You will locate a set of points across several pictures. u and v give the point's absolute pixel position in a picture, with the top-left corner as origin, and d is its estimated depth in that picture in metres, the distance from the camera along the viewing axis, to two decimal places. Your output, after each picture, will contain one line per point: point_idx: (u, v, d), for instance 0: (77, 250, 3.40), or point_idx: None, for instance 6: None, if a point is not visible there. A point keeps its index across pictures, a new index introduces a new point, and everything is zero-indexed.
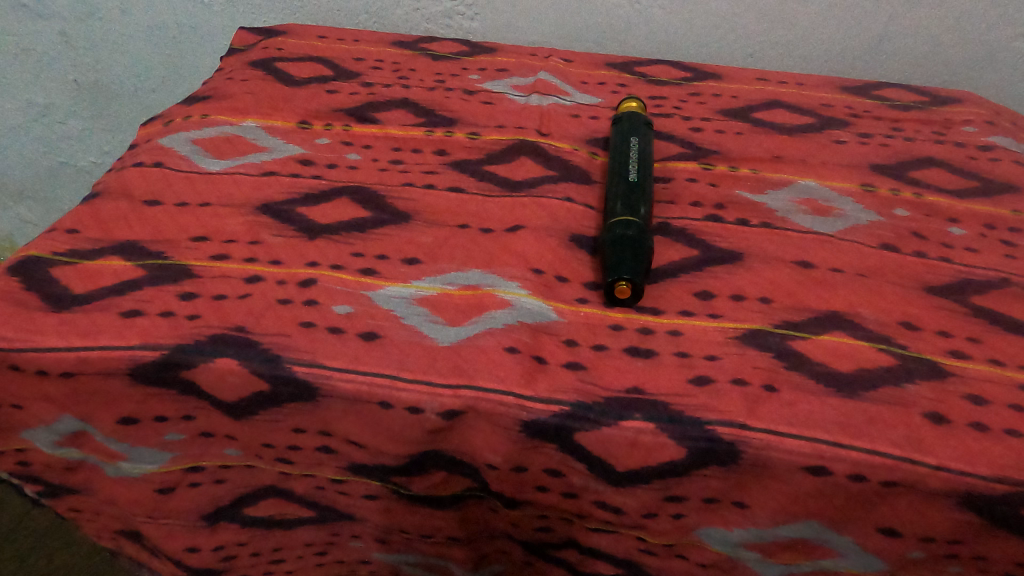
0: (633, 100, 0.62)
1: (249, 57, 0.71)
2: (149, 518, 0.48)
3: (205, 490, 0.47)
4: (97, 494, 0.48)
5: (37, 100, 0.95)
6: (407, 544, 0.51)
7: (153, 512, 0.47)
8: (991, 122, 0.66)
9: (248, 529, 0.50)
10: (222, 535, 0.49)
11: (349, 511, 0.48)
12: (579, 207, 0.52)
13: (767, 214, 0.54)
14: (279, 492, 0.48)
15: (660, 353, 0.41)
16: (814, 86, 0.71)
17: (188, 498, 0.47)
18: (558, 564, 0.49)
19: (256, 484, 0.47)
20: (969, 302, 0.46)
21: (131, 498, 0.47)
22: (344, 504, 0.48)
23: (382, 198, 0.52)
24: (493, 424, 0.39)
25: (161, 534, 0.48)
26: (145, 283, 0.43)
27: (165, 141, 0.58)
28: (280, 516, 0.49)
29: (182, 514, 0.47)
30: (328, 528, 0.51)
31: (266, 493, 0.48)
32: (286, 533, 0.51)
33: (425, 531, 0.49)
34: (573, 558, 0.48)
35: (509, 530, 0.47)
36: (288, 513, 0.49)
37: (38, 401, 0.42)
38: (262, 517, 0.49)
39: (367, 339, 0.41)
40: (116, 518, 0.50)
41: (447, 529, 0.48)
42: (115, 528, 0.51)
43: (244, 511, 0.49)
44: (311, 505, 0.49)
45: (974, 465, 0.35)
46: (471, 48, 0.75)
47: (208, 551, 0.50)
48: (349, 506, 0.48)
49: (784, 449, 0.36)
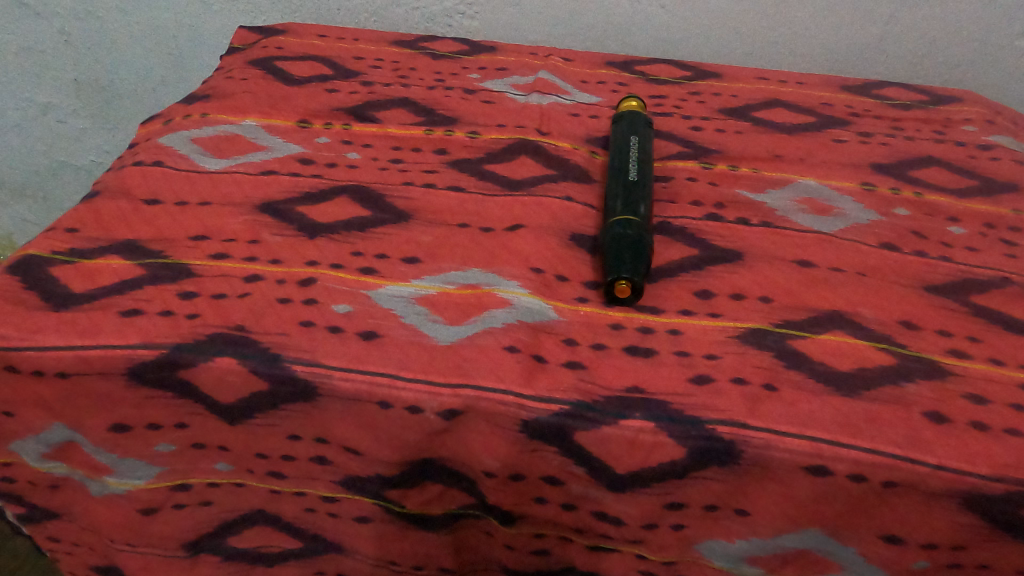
0: (633, 99, 0.62)
1: (248, 56, 0.71)
2: (128, 546, 0.49)
3: (189, 513, 0.47)
4: (79, 520, 0.48)
5: (36, 99, 0.95)
6: None
7: (133, 539, 0.48)
8: (991, 121, 0.66)
9: (230, 564, 0.50)
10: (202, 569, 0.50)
11: (338, 540, 0.48)
12: (579, 206, 0.52)
13: (767, 213, 0.54)
14: (267, 519, 0.48)
15: (660, 353, 0.41)
16: (814, 85, 0.71)
17: (172, 522, 0.48)
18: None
19: (242, 508, 0.47)
20: (969, 301, 0.46)
21: (114, 522, 0.47)
22: (333, 533, 0.48)
23: (382, 198, 0.52)
24: (492, 425, 0.39)
25: (140, 565, 0.49)
26: (145, 282, 0.43)
27: (164, 141, 0.58)
28: (264, 549, 0.49)
29: (164, 542, 0.48)
30: (313, 566, 0.50)
31: (252, 520, 0.48)
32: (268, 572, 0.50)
33: (416, 561, 0.48)
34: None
35: (502, 558, 0.48)
36: (273, 546, 0.49)
37: (33, 405, 0.42)
38: (246, 550, 0.49)
39: (367, 338, 0.41)
40: (95, 550, 0.50)
41: (440, 558, 0.48)
42: (91, 562, 0.51)
43: (227, 541, 0.49)
44: (298, 535, 0.48)
45: (974, 464, 0.35)
46: (471, 48, 0.75)
47: None
48: (338, 535, 0.48)
49: (784, 448, 0.36)
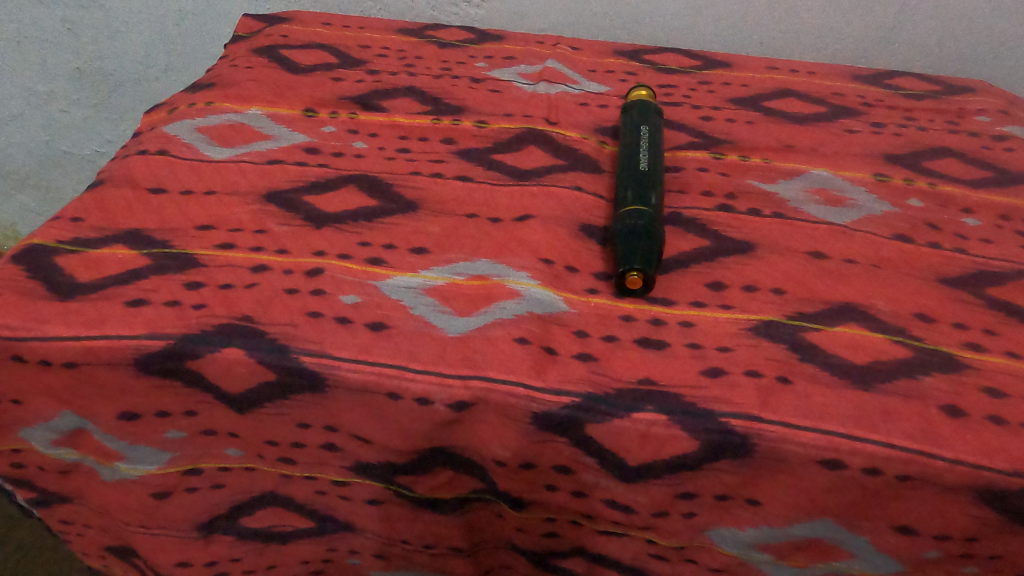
0: (643, 88, 0.61)
1: (252, 44, 0.70)
2: (143, 527, 0.48)
3: (199, 498, 0.47)
4: (90, 502, 0.48)
5: (39, 88, 0.94)
6: (407, 557, 0.51)
7: (147, 521, 0.47)
8: (1006, 112, 0.65)
9: (243, 542, 0.50)
10: (216, 548, 0.49)
11: (350, 519, 0.48)
12: (588, 197, 0.52)
13: (779, 203, 0.53)
14: (278, 501, 0.48)
15: (672, 345, 0.41)
16: (826, 75, 0.70)
17: (181, 507, 0.47)
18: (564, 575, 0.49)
19: (255, 490, 0.47)
20: (985, 294, 0.45)
21: (127, 503, 0.47)
22: (344, 512, 0.48)
23: (389, 187, 0.52)
24: (503, 416, 0.38)
25: (154, 546, 0.48)
26: (151, 272, 0.43)
27: (168, 130, 0.57)
28: (277, 527, 0.50)
29: (178, 523, 0.48)
30: (326, 543, 0.51)
31: (264, 502, 0.48)
32: (281, 548, 0.51)
33: (428, 540, 0.49)
34: (579, 568, 0.48)
35: (513, 537, 0.48)
36: (286, 524, 0.49)
37: (41, 394, 0.41)
38: (260, 528, 0.49)
39: (374, 329, 0.40)
40: (106, 532, 0.51)
41: (450, 538, 0.48)
42: (103, 544, 0.52)
43: (240, 521, 0.49)
44: (310, 515, 0.49)
45: (993, 459, 0.35)
46: (477, 36, 0.74)
47: (201, 565, 0.50)
48: (349, 515, 0.48)
49: (797, 442, 0.36)
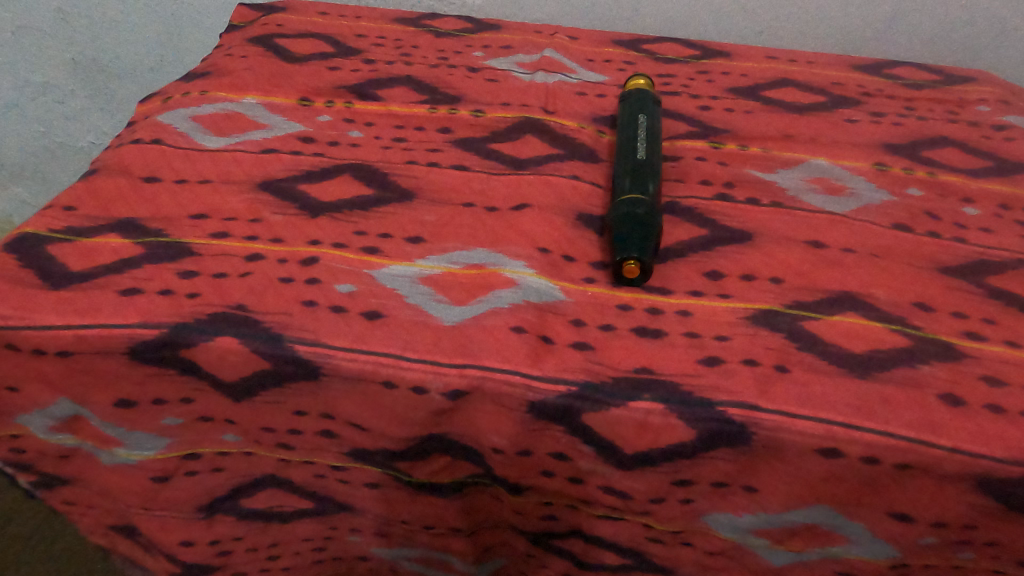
0: (641, 77, 0.61)
1: (247, 33, 0.69)
2: (145, 509, 0.47)
3: (200, 480, 0.46)
4: (91, 486, 0.48)
5: (33, 79, 0.93)
6: (407, 536, 0.51)
7: (148, 503, 0.47)
8: (1006, 102, 0.64)
9: (245, 522, 0.50)
10: (218, 528, 0.49)
11: (348, 501, 0.49)
12: (586, 186, 0.51)
13: (778, 193, 0.52)
14: (278, 483, 0.48)
15: (669, 334, 0.40)
16: (826, 65, 0.69)
17: (179, 495, 0.47)
18: (563, 555, 0.49)
19: (256, 473, 0.47)
20: (984, 283, 0.45)
21: (128, 487, 0.47)
22: (344, 495, 0.48)
23: (385, 176, 0.51)
24: (498, 405, 0.38)
25: (156, 526, 0.48)
26: (145, 261, 0.42)
27: (163, 119, 0.57)
28: (279, 508, 0.49)
29: (180, 506, 0.47)
30: (327, 521, 0.51)
31: (264, 484, 0.48)
32: (282, 527, 0.51)
33: (428, 521, 0.49)
34: (578, 549, 0.48)
35: (512, 518, 0.48)
36: (286, 505, 0.49)
37: (36, 383, 0.41)
38: (261, 509, 0.49)
39: (370, 318, 0.40)
40: (109, 512, 0.50)
41: (449, 518, 0.48)
42: (106, 523, 0.52)
43: (242, 502, 0.49)
44: (309, 496, 0.49)
45: (991, 447, 0.35)
46: (474, 26, 0.73)
47: (204, 544, 0.50)
48: (348, 497, 0.48)
49: (796, 430, 0.36)
